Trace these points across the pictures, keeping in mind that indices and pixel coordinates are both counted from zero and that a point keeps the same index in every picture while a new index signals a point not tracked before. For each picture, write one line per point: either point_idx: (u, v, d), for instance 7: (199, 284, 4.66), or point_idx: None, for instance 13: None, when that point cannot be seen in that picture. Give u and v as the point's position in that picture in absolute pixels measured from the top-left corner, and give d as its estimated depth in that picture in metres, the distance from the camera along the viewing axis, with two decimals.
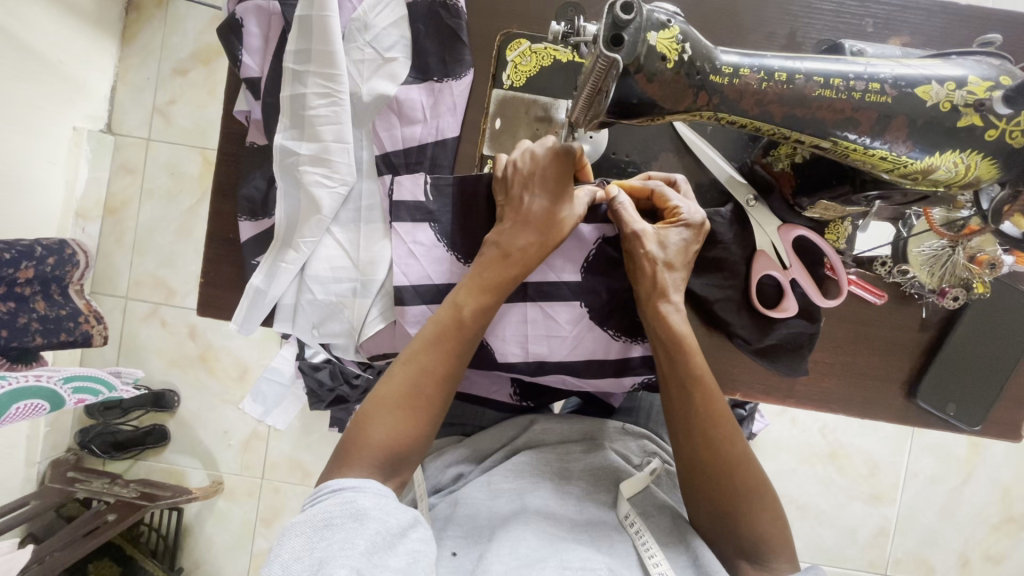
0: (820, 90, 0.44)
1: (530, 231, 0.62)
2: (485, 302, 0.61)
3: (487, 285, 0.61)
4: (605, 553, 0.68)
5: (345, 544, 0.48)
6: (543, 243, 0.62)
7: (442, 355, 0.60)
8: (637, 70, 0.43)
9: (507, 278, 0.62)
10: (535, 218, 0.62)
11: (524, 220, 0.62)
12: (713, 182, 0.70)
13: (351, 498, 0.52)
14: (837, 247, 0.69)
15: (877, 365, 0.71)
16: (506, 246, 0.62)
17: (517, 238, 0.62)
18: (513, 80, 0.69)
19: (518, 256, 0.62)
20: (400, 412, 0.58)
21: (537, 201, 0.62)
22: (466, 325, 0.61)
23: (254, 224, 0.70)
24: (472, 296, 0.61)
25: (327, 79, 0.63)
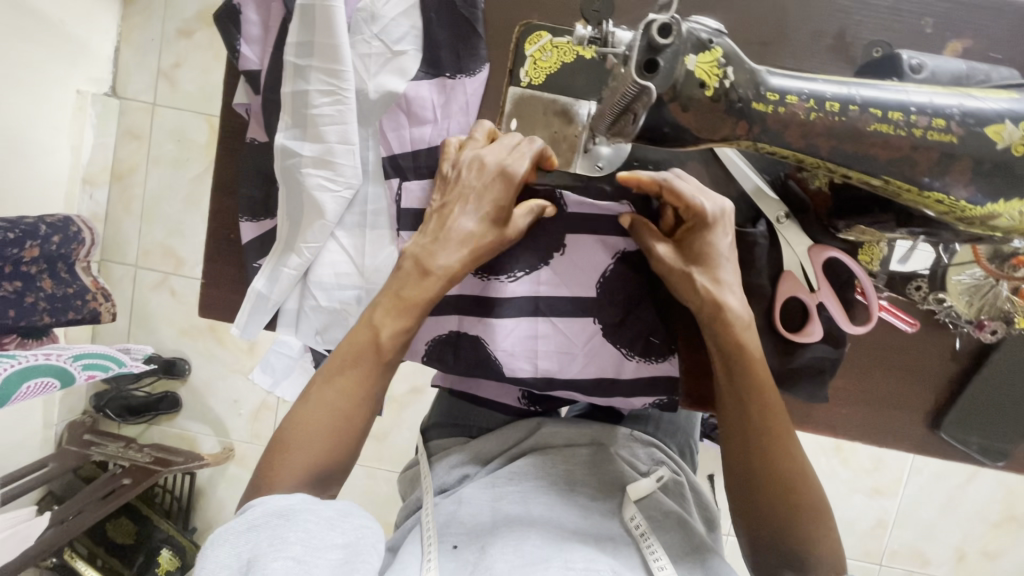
0: (877, 125, 0.39)
1: (454, 245, 0.56)
2: (402, 322, 0.55)
3: (405, 305, 0.55)
4: (611, 554, 0.67)
5: (275, 541, 0.44)
6: (468, 261, 0.57)
7: (361, 378, 0.54)
8: (671, 98, 0.38)
9: (428, 297, 0.56)
10: (462, 235, 0.56)
11: (447, 235, 0.56)
12: (742, 195, 0.65)
13: (277, 503, 0.48)
14: (870, 269, 0.65)
15: (902, 394, 0.68)
16: (427, 259, 0.56)
17: (440, 254, 0.56)
18: (531, 77, 0.64)
19: (440, 272, 0.55)
20: (322, 433, 0.53)
21: (469, 220, 0.56)
22: (384, 349, 0.55)
23: (256, 225, 0.66)
24: (389, 316, 0.55)
25: (331, 75, 0.58)
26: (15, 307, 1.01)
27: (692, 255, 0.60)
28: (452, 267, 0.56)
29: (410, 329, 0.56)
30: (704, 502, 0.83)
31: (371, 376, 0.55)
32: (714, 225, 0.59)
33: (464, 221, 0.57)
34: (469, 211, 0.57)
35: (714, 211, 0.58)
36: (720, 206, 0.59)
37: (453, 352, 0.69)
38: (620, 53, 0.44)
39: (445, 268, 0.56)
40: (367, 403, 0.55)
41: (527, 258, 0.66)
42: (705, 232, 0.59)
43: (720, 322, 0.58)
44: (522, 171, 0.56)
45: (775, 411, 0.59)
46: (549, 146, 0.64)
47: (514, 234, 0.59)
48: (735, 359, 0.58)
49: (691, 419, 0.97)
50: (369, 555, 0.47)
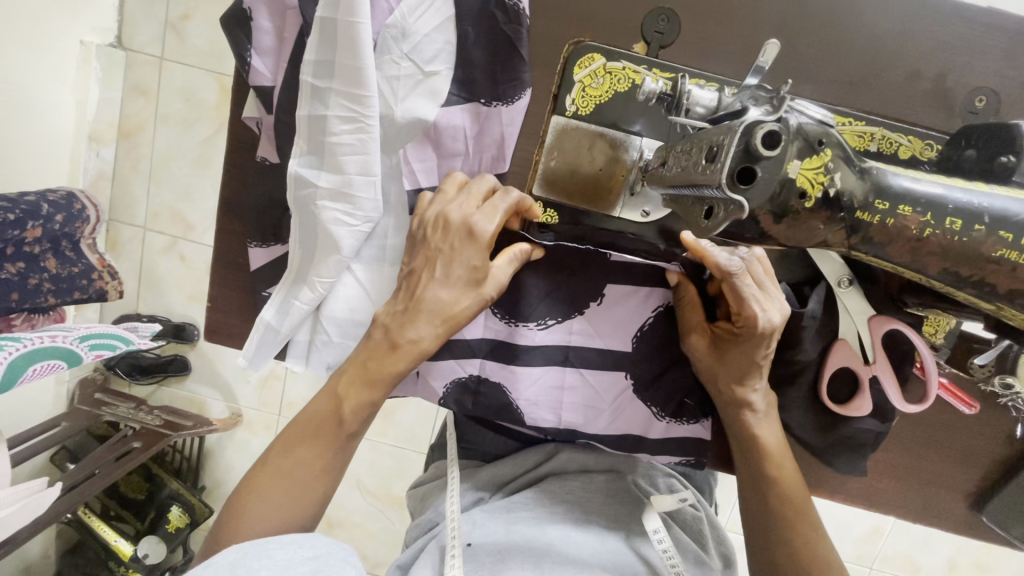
0: (1004, 251, 0.33)
1: (424, 320, 0.51)
2: (366, 397, 0.51)
3: (374, 379, 0.51)
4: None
5: (238, 569, 0.42)
6: (440, 333, 0.52)
7: (321, 445, 0.51)
8: (764, 211, 0.32)
9: (395, 372, 0.51)
10: (438, 306, 0.51)
11: (418, 308, 0.50)
12: (802, 253, 0.59)
13: (235, 548, 0.44)
14: (933, 341, 0.59)
15: (946, 473, 0.64)
16: (403, 332, 0.51)
17: (412, 327, 0.51)
18: (578, 106, 0.56)
19: (408, 347, 0.51)
20: (284, 493, 0.50)
21: (441, 292, 0.51)
22: (345, 422, 0.52)
23: (265, 251, 0.61)
24: (354, 387, 0.51)
25: (353, 100, 0.51)
26: (19, 290, 0.98)
27: (726, 355, 0.56)
28: (425, 340, 0.51)
29: (375, 401, 0.52)
30: (722, 538, 0.79)
31: (333, 446, 0.52)
32: (762, 340, 0.53)
33: (446, 287, 0.51)
34: (444, 274, 0.51)
35: (765, 324, 0.51)
36: (777, 321, 0.52)
37: (472, 396, 0.64)
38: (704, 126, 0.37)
39: (413, 342, 0.51)
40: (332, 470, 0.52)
41: (560, 306, 0.62)
42: (748, 344, 0.53)
43: (736, 415, 0.58)
44: (490, 230, 0.50)
45: (794, 499, 0.56)
46: (591, 186, 0.57)
47: (494, 289, 0.53)
48: (749, 446, 0.58)
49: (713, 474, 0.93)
50: (340, 563, 0.45)
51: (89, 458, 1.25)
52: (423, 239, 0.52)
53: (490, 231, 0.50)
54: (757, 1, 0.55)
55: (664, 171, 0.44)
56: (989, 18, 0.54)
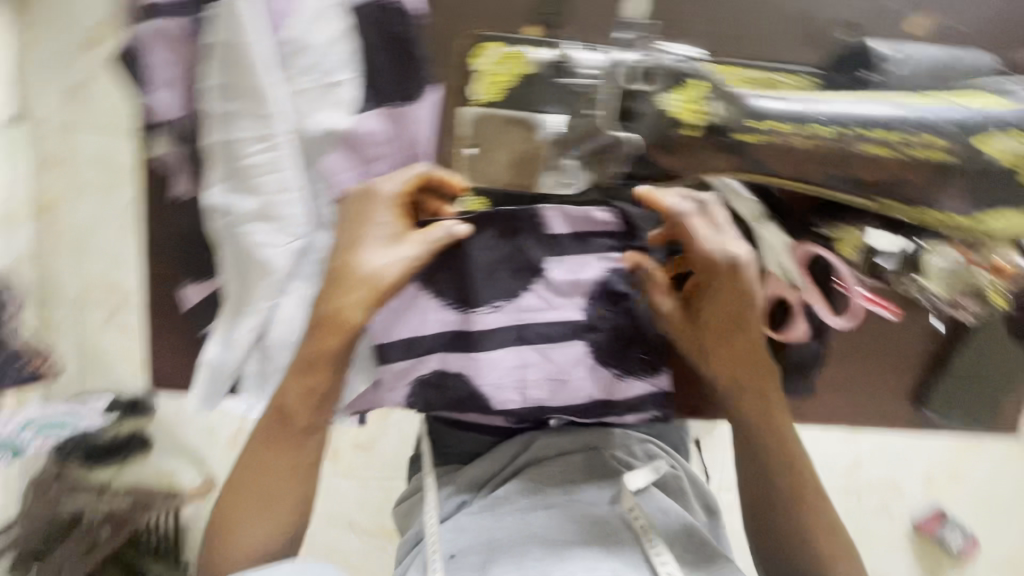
0: (863, 147, 0.42)
1: (353, 290, 0.48)
2: (307, 386, 0.50)
3: (313, 363, 0.50)
4: (615, 556, 0.66)
5: None
6: (376, 298, 0.49)
7: (278, 447, 0.51)
8: (648, 143, 0.45)
9: (332, 351, 0.50)
10: (366, 273, 0.49)
11: (343, 278, 0.49)
12: (716, 198, 0.63)
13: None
14: (849, 259, 0.66)
15: (884, 378, 0.70)
16: (328, 307, 0.49)
17: (341, 298, 0.48)
18: (489, 95, 0.53)
19: (341, 323, 0.48)
20: (260, 500, 0.52)
21: (371, 259, 0.49)
22: (291, 420, 0.51)
23: (202, 287, 0.61)
24: (293, 381, 0.50)
25: (260, 121, 0.53)
26: None
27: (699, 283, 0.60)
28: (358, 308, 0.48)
29: (320, 389, 0.51)
30: (704, 491, 0.82)
31: (300, 452, 0.52)
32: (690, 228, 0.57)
33: (372, 251, 0.49)
34: (360, 244, 0.50)
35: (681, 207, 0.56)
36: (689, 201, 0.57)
37: (438, 390, 0.65)
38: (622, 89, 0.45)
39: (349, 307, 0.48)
40: (302, 475, 0.53)
41: (506, 286, 0.63)
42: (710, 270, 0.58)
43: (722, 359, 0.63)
44: (391, 189, 0.51)
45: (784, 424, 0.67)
46: (513, 167, 0.54)
47: (424, 248, 0.51)
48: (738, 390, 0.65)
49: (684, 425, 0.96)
50: None
51: None
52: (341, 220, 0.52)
53: (389, 193, 0.51)
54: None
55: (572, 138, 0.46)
56: None
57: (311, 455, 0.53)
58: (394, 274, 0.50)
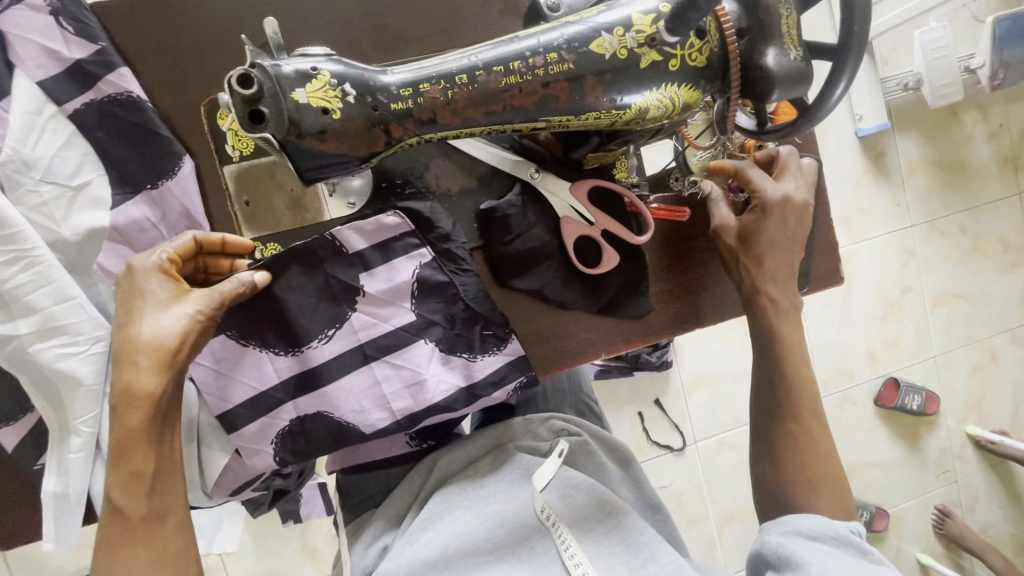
0: (504, 79, 0.46)
1: (139, 360, 0.49)
2: (130, 471, 0.48)
3: (126, 446, 0.48)
4: (528, 561, 0.68)
5: None
6: (159, 363, 0.49)
7: (131, 548, 0.47)
8: (296, 134, 0.44)
9: (142, 426, 0.48)
10: (150, 339, 0.49)
11: (125, 353, 0.49)
12: (493, 169, 0.68)
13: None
14: (630, 181, 0.71)
15: (711, 272, 0.75)
16: (118, 385, 0.48)
17: (130, 374, 0.48)
18: (239, 149, 0.62)
19: (139, 394, 0.48)
20: None
21: (147, 328, 0.50)
22: (131, 510, 0.48)
23: (14, 428, 0.58)
24: (113, 471, 0.48)
25: (7, 242, 0.52)
26: None
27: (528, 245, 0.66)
28: (147, 377, 0.48)
29: (146, 470, 0.48)
30: (615, 444, 0.86)
31: (154, 543, 0.48)
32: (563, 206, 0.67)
33: (151, 317, 0.50)
34: (139, 315, 0.50)
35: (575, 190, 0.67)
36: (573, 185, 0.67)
37: (304, 438, 0.65)
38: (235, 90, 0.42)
39: (146, 373, 0.48)
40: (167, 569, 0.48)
41: (330, 315, 0.64)
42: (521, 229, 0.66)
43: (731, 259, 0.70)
44: (153, 260, 0.52)
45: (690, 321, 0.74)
46: (292, 208, 0.63)
47: (205, 303, 0.52)
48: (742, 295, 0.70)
49: (584, 382, 0.99)
50: None
51: None
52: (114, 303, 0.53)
53: (156, 261, 0.52)
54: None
55: None
56: None
57: (179, 541, 0.49)
58: (177, 333, 0.50)
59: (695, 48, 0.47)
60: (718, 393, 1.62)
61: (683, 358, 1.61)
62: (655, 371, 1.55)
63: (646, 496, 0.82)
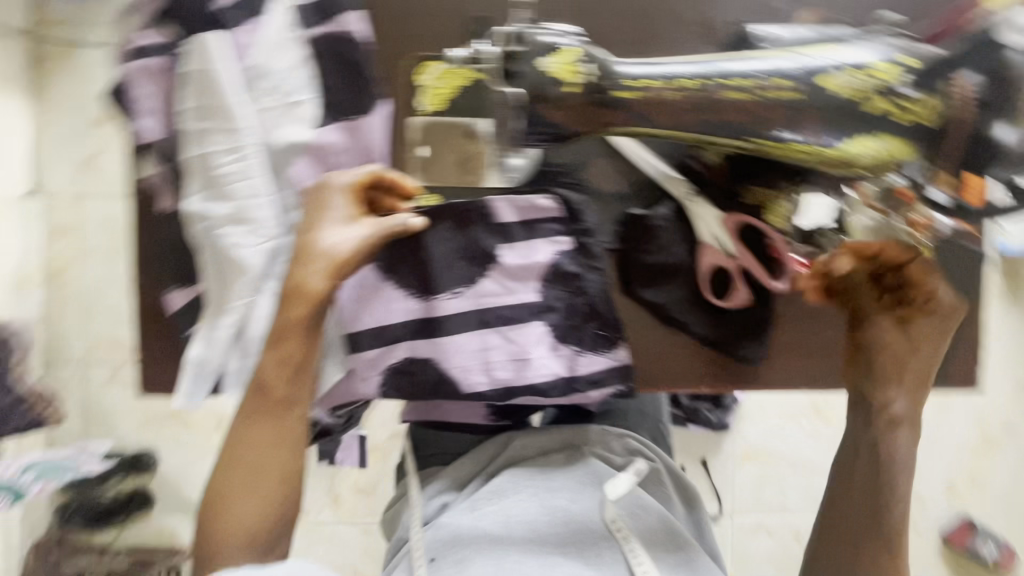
0: (729, 92, 0.49)
1: (317, 262, 0.55)
2: (284, 356, 0.54)
3: (286, 335, 0.54)
4: (594, 561, 0.68)
5: None
6: (332, 268, 0.55)
7: (261, 425, 0.53)
8: (540, 99, 0.48)
9: (302, 320, 0.54)
10: (327, 250, 0.55)
11: (306, 251, 0.55)
12: (650, 180, 0.69)
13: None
14: (782, 227, 0.69)
15: (838, 339, 0.72)
16: (293, 280, 0.55)
17: (304, 274, 0.54)
18: (430, 104, 0.67)
19: (308, 293, 0.54)
20: (251, 478, 0.53)
21: (330, 236, 0.55)
22: (274, 391, 0.54)
23: (183, 293, 0.66)
24: (269, 353, 0.54)
25: (230, 134, 0.59)
26: None
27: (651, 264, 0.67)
28: (320, 278, 0.54)
29: (295, 360, 0.54)
30: (684, 483, 0.85)
31: (282, 424, 0.54)
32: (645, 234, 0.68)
33: (332, 230, 0.56)
34: (323, 225, 0.56)
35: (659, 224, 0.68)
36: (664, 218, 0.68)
37: (408, 378, 0.69)
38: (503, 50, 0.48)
39: (317, 276, 0.54)
40: (287, 449, 0.54)
41: (463, 275, 0.68)
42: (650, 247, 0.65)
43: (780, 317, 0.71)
44: (345, 180, 0.59)
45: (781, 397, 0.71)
46: (458, 166, 0.66)
47: (376, 229, 0.57)
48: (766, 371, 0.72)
49: (659, 404, 0.97)
50: None
51: None
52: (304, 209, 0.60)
53: (344, 183, 0.58)
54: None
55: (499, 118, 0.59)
56: None
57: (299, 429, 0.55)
58: (351, 248, 0.56)
59: (930, 107, 0.47)
60: (772, 473, 1.54)
61: (744, 425, 1.54)
62: (712, 430, 1.49)
63: (706, 544, 0.80)
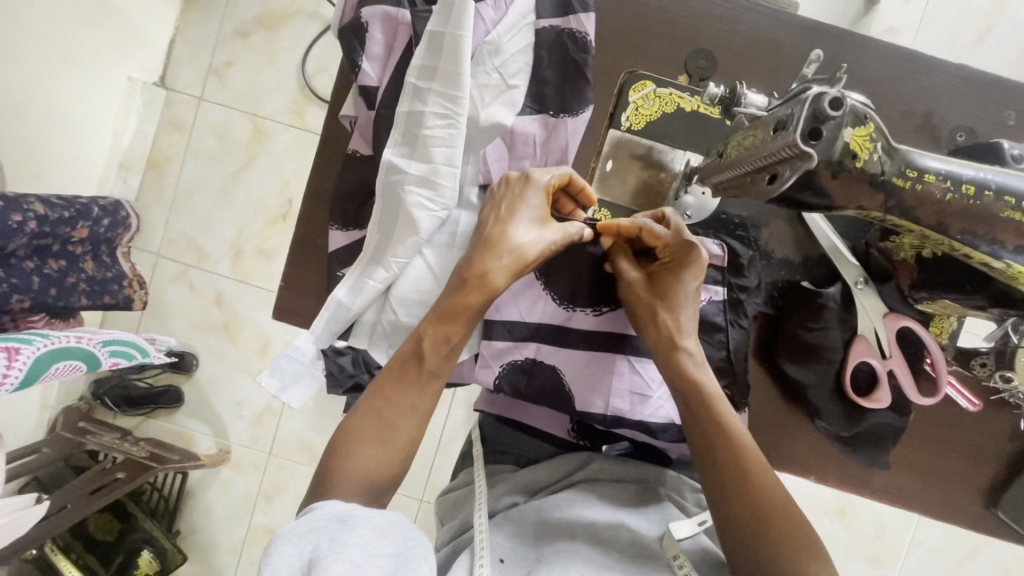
0: (1011, 212, 0.41)
1: (503, 257, 0.56)
2: (446, 332, 0.54)
3: (453, 314, 0.55)
4: None
5: (335, 541, 0.44)
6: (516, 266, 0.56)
7: (403, 389, 0.54)
8: (824, 168, 0.40)
9: (472, 304, 0.55)
10: (514, 246, 0.56)
11: (494, 245, 0.56)
12: (822, 257, 0.68)
13: (332, 505, 0.48)
14: (940, 341, 0.67)
15: (961, 469, 0.70)
16: (475, 267, 0.56)
17: (488, 265, 0.56)
18: (632, 122, 0.66)
19: (488, 285, 0.55)
20: (378, 436, 0.52)
21: (522, 237, 0.57)
22: (426, 361, 0.54)
23: (344, 235, 0.67)
24: (433, 325, 0.55)
25: (449, 100, 0.60)
26: (58, 286, 0.99)
27: (662, 290, 0.63)
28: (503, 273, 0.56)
29: (454, 339, 0.55)
30: None
31: (421, 395, 0.54)
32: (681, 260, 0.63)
33: (523, 229, 0.57)
34: (514, 220, 0.58)
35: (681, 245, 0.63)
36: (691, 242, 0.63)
37: (527, 377, 0.70)
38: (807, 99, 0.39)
39: (498, 271, 0.56)
40: (419, 418, 0.54)
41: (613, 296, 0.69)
42: (680, 267, 0.63)
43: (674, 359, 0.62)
44: (546, 180, 0.59)
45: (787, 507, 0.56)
46: (638, 190, 0.68)
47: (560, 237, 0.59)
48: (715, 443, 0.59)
49: None
50: (422, 560, 0.46)
51: (65, 488, 1.21)
52: (492, 197, 0.61)
53: (544, 183, 0.59)
54: (775, 38, 0.67)
55: (721, 160, 0.52)
56: (963, 71, 0.67)
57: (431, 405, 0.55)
58: (536, 251, 0.57)
59: None
60: None
61: None
62: None
63: None
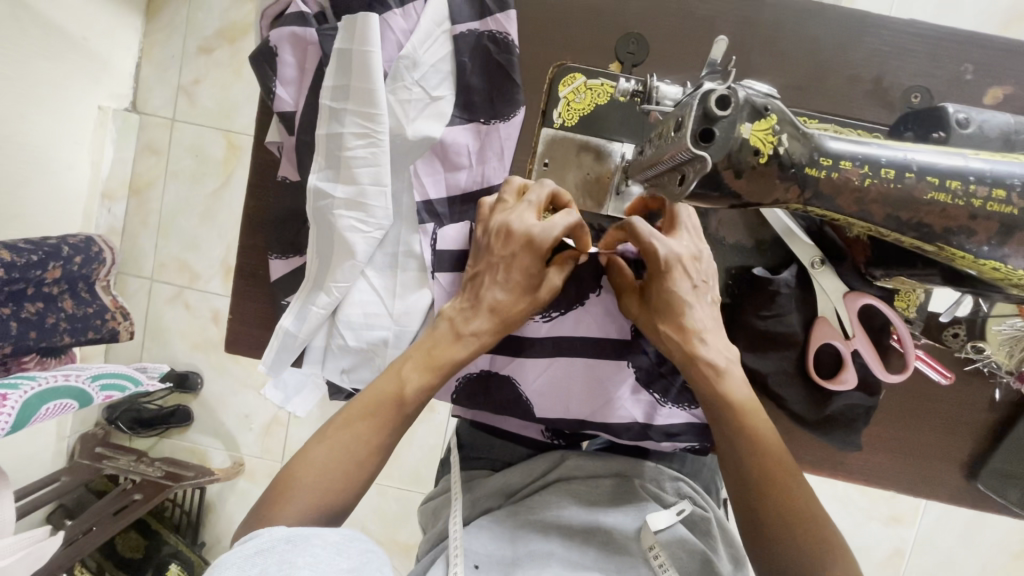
0: (932, 193, 0.39)
1: (484, 318, 0.57)
2: (432, 381, 0.56)
3: (434, 367, 0.56)
4: None
5: (283, 565, 0.42)
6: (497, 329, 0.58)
7: (373, 425, 0.54)
8: (724, 167, 0.38)
9: (457, 360, 0.57)
10: (494, 304, 0.57)
11: (478, 306, 0.57)
12: (776, 240, 0.65)
13: (281, 528, 0.47)
14: (907, 315, 0.63)
15: (938, 443, 0.68)
16: (461, 326, 0.57)
17: (472, 321, 0.57)
18: (564, 119, 0.63)
19: (469, 338, 0.57)
20: (330, 459, 0.52)
21: (498, 295, 0.57)
22: (407, 404, 0.55)
23: (285, 262, 0.67)
24: (419, 370, 0.56)
25: (366, 118, 0.58)
26: (37, 328, 1.01)
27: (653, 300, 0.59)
28: (482, 333, 0.57)
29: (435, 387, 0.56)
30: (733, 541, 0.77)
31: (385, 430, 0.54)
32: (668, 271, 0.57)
33: (502, 287, 0.57)
34: (503, 279, 0.57)
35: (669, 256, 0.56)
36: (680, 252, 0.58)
37: (484, 390, 0.69)
38: (698, 99, 0.37)
39: (475, 335, 0.57)
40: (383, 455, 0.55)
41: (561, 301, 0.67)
42: (661, 279, 0.57)
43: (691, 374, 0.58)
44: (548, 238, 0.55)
45: (809, 507, 0.54)
46: (580, 187, 0.64)
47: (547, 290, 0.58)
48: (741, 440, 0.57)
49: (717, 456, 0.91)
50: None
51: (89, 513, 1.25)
52: (486, 247, 0.58)
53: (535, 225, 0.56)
54: (708, 13, 0.63)
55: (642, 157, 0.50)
56: (914, 28, 0.63)
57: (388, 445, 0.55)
58: (512, 309, 0.58)
59: None
60: None
61: None
62: None
63: None
